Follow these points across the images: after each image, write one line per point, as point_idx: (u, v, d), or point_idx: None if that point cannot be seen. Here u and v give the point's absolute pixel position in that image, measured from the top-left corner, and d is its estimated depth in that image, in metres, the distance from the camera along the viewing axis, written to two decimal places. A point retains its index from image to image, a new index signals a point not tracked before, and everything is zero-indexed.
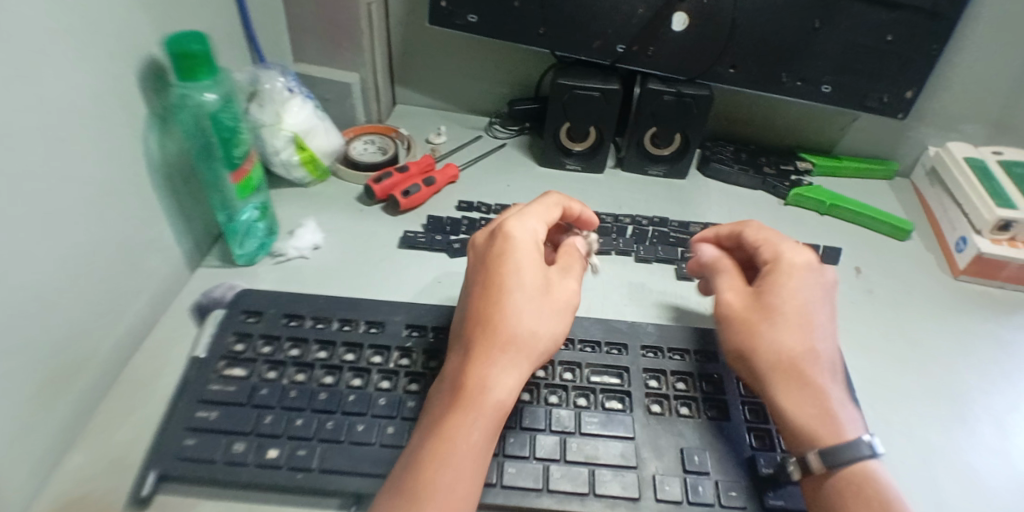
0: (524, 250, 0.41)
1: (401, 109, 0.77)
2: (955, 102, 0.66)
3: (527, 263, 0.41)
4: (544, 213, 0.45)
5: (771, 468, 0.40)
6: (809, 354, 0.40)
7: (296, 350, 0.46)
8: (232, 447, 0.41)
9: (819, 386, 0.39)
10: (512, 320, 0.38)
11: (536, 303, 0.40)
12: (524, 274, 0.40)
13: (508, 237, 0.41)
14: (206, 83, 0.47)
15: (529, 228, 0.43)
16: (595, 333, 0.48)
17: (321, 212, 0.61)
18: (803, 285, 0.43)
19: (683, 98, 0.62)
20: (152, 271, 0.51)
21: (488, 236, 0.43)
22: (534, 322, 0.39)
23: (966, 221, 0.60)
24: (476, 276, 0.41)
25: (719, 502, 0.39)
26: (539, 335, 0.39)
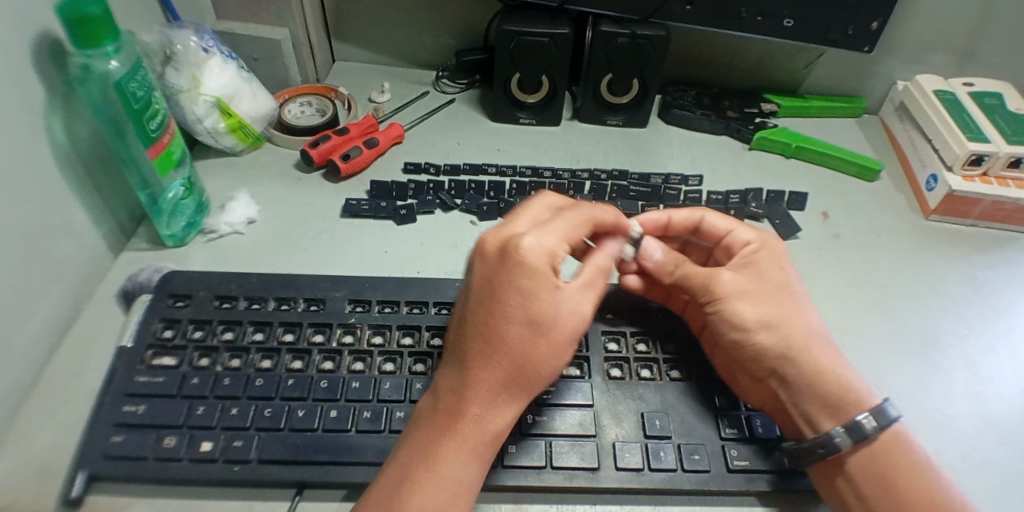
0: (544, 275, 0.32)
1: (341, 66, 0.71)
2: (923, 33, 0.63)
3: (546, 290, 0.32)
4: (565, 229, 0.36)
5: (733, 428, 0.39)
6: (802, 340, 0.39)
7: (230, 333, 0.43)
8: (163, 442, 0.37)
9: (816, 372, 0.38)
10: (521, 352, 0.32)
11: (546, 340, 0.32)
12: (538, 304, 0.32)
13: (522, 262, 0.32)
14: (109, 50, 0.41)
15: (547, 247, 0.34)
16: None
17: (257, 184, 0.57)
18: (769, 269, 0.42)
19: (637, 39, 0.57)
20: (68, 257, 0.47)
21: (499, 248, 0.33)
22: (543, 354, 0.33)
23: (936, 157, 0.58)
24: (477, 294, 0.33)
25: (681, 467, 0.37)
26: (546, 368, 0.33)
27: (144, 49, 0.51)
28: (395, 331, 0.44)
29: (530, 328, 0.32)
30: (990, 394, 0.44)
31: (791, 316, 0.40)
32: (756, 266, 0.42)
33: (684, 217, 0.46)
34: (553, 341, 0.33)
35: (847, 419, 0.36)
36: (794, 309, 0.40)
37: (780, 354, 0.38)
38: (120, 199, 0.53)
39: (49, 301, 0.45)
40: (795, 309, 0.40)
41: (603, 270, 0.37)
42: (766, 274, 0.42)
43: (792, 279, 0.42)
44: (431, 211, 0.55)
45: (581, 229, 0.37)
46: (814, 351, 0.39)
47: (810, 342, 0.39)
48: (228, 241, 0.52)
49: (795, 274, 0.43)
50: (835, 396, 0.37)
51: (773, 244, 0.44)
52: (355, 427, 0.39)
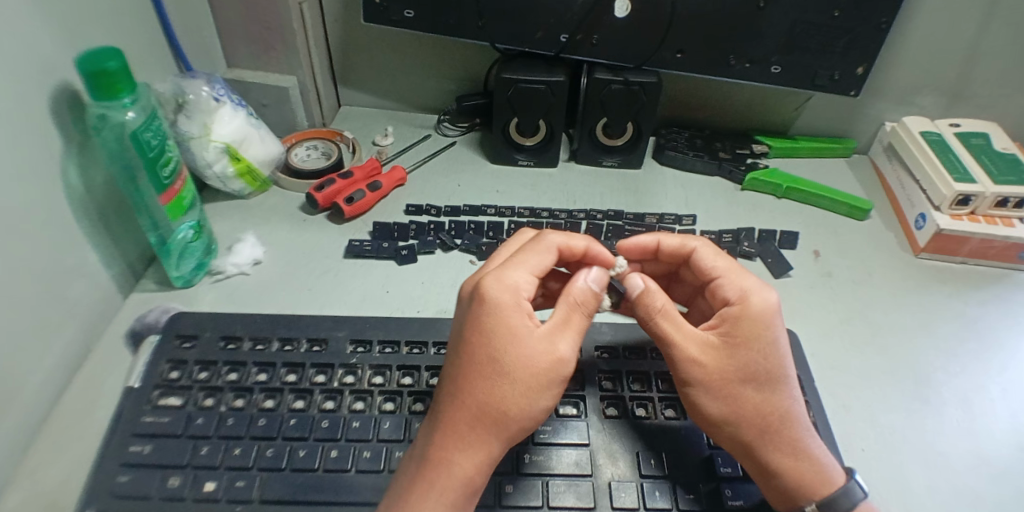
0: (503, 308, 0.34)
1: (346, 111, 0.74)
2: (907, 76, 0.65)
3: (503, 322, 0.34)
4: (534, 264, 0.38)
5: (729, 467, 0.39)
6: (769, 421, 0.36)
7: (235, 374, 0.44)
8: (167, 482, 0.38)
9: (778, 454, 0.36)
10: (484, 388, 0.33)
11: (508, 375, 0.33)
12: (498, 339, 0.33)
13: (483, 300, 0.34)
14: (126, 101, 0.44)
15: (511, 282, 0.35)
16: None
17: (263, 226, 0.59)
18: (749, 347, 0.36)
19: (630, 85, 0.60)
20: (79, 299, 0.48)
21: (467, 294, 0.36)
22: (508, 391, 0.33)
23: (924, 197, 0.60)
24: (454, 333, 0.36)
25: (676, 506, 0.37)
26: (513, 406, 0.33)
27: (159, 98, 0.54)
28: (395, 371, 0.44)
29: (489, 364, 0.33)
30: (986, 432, 0.45)
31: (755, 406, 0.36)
32: (731, 342, 0.37)
33: (674, 244, 0.44)
34: (518, 379, 0.33)
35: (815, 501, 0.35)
36: (761, 397, 0.36)
37: (743, 440, 0.36)
38: (131, 240, 0.54)
39: (59, 342, 0.46)
40: (765, 394, 0.36)
41: (583, 309, 0.37)
42: (742, 355, 0.36)
43: (768, 361, 0.36)
44: (432, 251, 0.56)
45: (551, 260, 0.39)
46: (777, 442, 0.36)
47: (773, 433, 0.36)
48: (235, 282, 0.54)
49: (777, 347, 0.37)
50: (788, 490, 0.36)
51: (754, 313, 0.37)
52: (354, 467, 0.39)
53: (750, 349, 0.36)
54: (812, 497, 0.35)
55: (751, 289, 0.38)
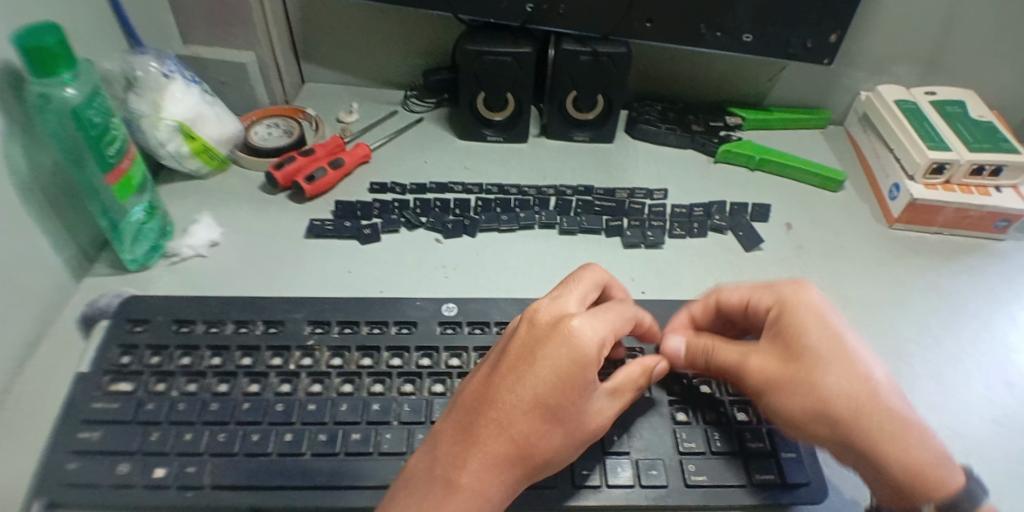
0: (585, 365, 0.32)
1: (310, 88, 0.72)
2: (882, 44, 0.64)
3: (579, 380, 0.32)
4: (617, 315, 0.36)
5: (693, 443, 0.38)
6: (865, 401, 0.33)
7: (187, 358, 0.42)
8: (116, 469, 0.36)
9: (888, 441, 0.32)
10: (538, 438, 0.32)
11: (564, 433, 0.33)
12: (572, 400, 0.32)
13: (576, 352, 0.32)
14: (65, 78, 0.41)
15: (601, 337, 0.34)
16: (511, 312, 0.46)
17: (222, 207, 0.57)
18: (813, 328, 0.35)
19: (599, 57, 0.58)
20: (27, 286, 0.46)
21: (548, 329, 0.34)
22: (557, 446, 0.33)
23: (898, 166, 0.59)
24: (512, 359, 0.33)
25: (639, 483, 0.37)
26: (553, 457, 0.33)
27: (104, 75, 0.51)
28: (354, 352, 0.43)
29: (550, 416, 0.32)
30: (954, 403, 0.44)
31: (847, 392, 0.33)
32: (785, 340, 0.36)
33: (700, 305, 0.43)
34: (570, 437, 0.33)
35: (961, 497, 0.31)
36: (847, 389, 0.33)
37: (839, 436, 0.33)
38: (82, 224, 0.52)
39: (9, 331, 0.44)
40: (852, 380, 0.34)
41: (638, 383, 0.37)
42: (810, 340, 0.35)
43: (848, 349, 0.35)
44: (395, 230, 0.55)
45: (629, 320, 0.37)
46: (881, 429, 0.33)
47: (879, 418, 0.33)
48: (191, 264, 0.52)
49: (850, 333, 0.36)
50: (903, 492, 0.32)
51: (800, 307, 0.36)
52: (310, 451, 0.38)
53: (815, 336, 0.35)
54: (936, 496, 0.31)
55: (785, 285, 0.38)
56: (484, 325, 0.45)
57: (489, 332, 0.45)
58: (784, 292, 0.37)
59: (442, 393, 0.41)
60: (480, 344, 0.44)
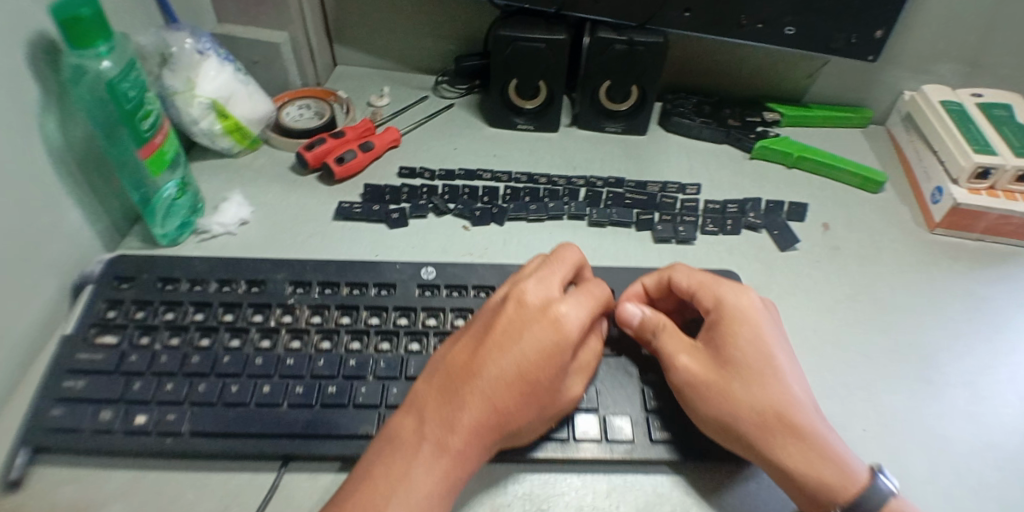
0: (564, 343, 0.36)
1: (341, 71, 0.71)
2: (930, 41, 0.62)
3: (558, 355, 0.36)
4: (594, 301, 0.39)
5: (656, 400, 0.41)
6: (783, 403, 0.36)
7: (172, 313, 0.43)
8: (99, 415, 0.37)
9: (797, 438, 0.35)
10: (518, 408, 0.35)
11: (541, 406, 0.36)
12: (551, 374, 0.36)
13: (558, 330, 0.36)
14: (101, 50, 0.42)
15: (579, 319, 0.37)
16: (492, 279, 0.47)
17: (252, 186, 0.57)
18: (744, 332, 0.38)
19: (634, 46, 0.57)
20: (59, 256, 0.47)
21: (533, 307, 0.37)
22: (534, 419, 0.36)
23: (942, 169, 0.57)
24: (500, 333, 0.36)
25: (605, 437, 0.39)
26: (529, 428, 0.36)
27: (140, 51, 0.51)
28: (336, 310, 0.44)
29: (530, 387, 0.35)
30: (990, 414, 0.43)
31: (767, 390, 0.36)
32: (718, 340, 0.38)
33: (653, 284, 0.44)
34: (545, 411, 0.36)
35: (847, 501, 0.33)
36: (765, 388, 0.36)
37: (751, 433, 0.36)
38: (115, 198, 0.53)
39: (41, 300, 0.45)
40: (774, 378, 0.37)
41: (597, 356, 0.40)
42: (737, 346, 0.38)
43: (767, 350, 0.38)
44: (423, 215, 0.55)
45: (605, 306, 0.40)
46: (784, 432, 0.35)
47: (795, 413, 0.36)
48: (220, 241, 0.52)
49: (776, 344, 0.38)
50: (809, 490, 0.34)
51: (735, 309, 0.39)
52: (286, 402, 0.39)
53: (741, 343, 0.38)
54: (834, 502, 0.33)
55: (726, 286, 0.41)
56: (463, 288, 0.46)
57: (468, 295, 0.45)
58: (719, 294, 0.40)
59: (418, 351, 0.42)
60: (459, 305, 0.44)
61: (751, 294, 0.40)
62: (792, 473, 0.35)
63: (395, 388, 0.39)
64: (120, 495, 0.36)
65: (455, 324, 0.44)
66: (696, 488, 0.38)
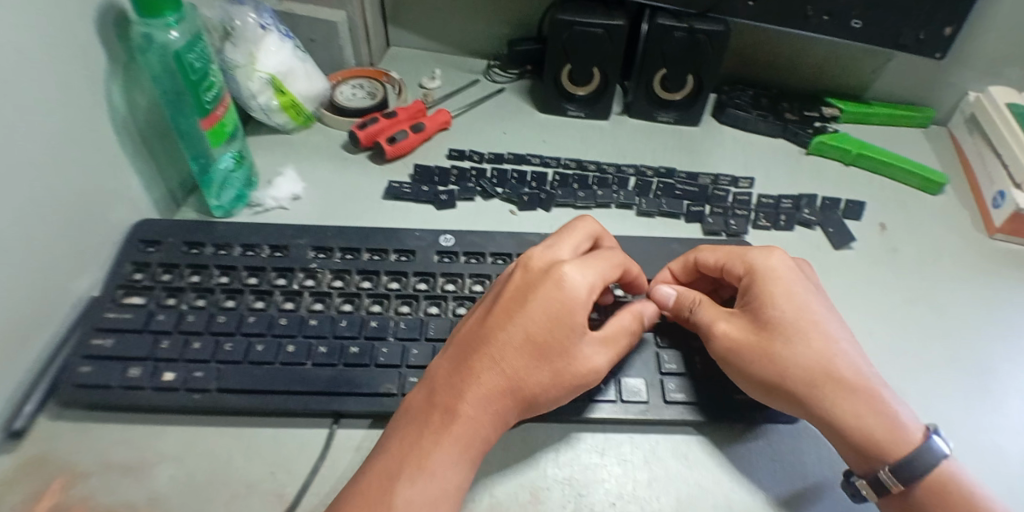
0: (569, 304, 0.37)
1: (394, 52, 0.72)
2: (1007, 40, 0.59)
3: (562, 317, 0.37)
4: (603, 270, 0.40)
5: (671, 364, 0.43)
6: (830, 363, 0.37)
7: (197, 276, 0.47)
8: (128, 372, 0.41)
9: (851, 397, 0.36)
10: (528, 369, 0.36)
11: (552, 367, 0.37)
12: (555, 335, 0.37)
13: (562, 293, 0.37)
14: (170, 20, 0.43)
15: (586, 284, 0.38)
16: (508, 246, 0.50)
17: (304, 163, 0.58)
18: (781, 294, 0.39)
19: (694, 34, 0.56)
20: (119, 222, 0.49)
21: (539, 274, 0.39)
22: (548, 380, 0.36)
23: (1005, 173, 0.55)
24: (507, 300, 0.38)
25: (619, 398, 0.41)
26: (547, 392, 0.37)
27: (205, 24, 0.52)
28: (355, 275, 0.48)
29: (535, 346, 0.36)
30: None
31: (812, 349, 0.37)
32: (757, 304, 0.40)
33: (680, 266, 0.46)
34: (560, 374, 0.37)
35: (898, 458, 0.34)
36: (808, 347, 0.38)
37: (804, 395, 0.37)
38: (173, 167, 0.55)
39: (100, 264, 0.48)
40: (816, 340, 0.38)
41: (628, 332, 0.40)
42: (776, 308, 0.39)
43: (806, 313, 0.39)
44: (472, 199, 0.55)
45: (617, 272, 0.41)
46: (834, 394, 0.36)
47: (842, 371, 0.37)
48: (273, 215, 0.53)
49: (816, 307, 0.39)
50: (863, 445, 0.35)
51: (768, 272, 0.41)
52: (310, 361, 0.43)
53: (781, 307, 0.39)
54: (889, 458, 0.34)
55: (756, 251, 0.42)
56: (480, 255, 0.50)
57: (484, 262, 0.49)
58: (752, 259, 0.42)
59: (438, 314, 0.46)
60: (476, 272, 0.48)
61: (780, 255, 0.42)
62: (849, 430, 0.36)
63: (416, 348, 0.44)
64: (168, 453, 0.40)
65: (472, 289, 0.47)
66: (711, 453, 0.40)
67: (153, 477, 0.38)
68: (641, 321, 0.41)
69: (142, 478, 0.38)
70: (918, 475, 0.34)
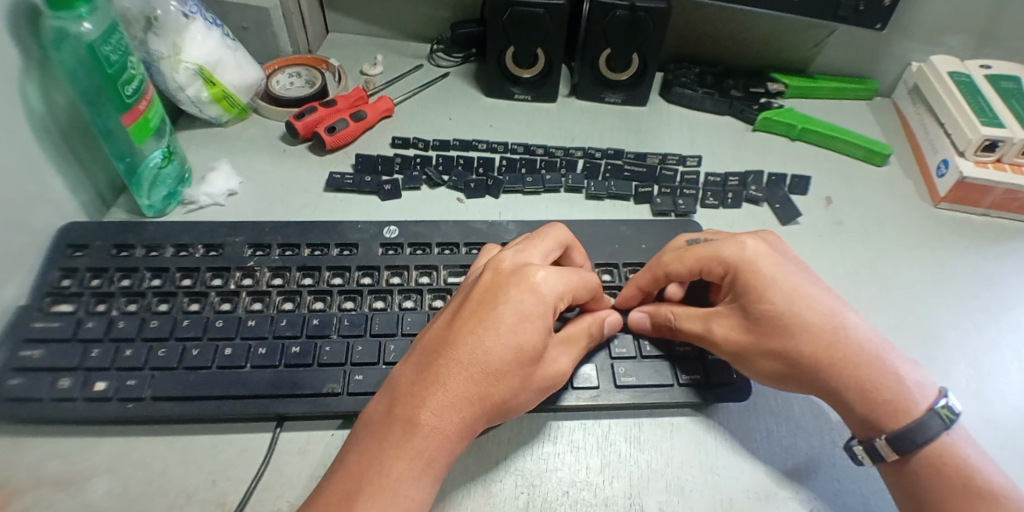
0: (542, 310, 0.35)
1: (333, 38, 0.69)
2: (943, 10, 0.59)
3: (536, 322, 0.35)
4: (572, 273, 0.38)
5: (623, 347, 0.42)
6: (832, 349, 0.36)
7: (127, 280, 0.44)
8: (58, 384, 0.39)
9: (866, 383, 0.35)
10: (498, 379, 0.34)
11: (523, 376, 0.35)
12: (530, 343, 0.34)
13: (533, 297, 0.35)
14: (83, 13, 0.40)
15: (556, 287, 0.36)
16: (455, 235, 0.48)
17: (241, 156, 0.56)
18: (770, 284, 0.37)
19: (636, 12, 0.55)
20: (44, 226, 0.46)
21: (510, 276, 0.36)
22: (517, 389, 0.35)
23: (948, 142, 0.56)
24: (475, 304, 0.35)
25: (571, 385, 0.40)
26: (514, 400, 0.35)
27: (124, 15, 0.48)
28: (295, 272, 0.45)
29: (509, 355, 0.34)
30: (993, 391, 0.42)
31: (812, 346, 0.36)
32: (748, 299, 0.38)
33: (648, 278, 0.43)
34: (529, 382, 0.35)
35: (900, 428, 0.34)
36: (808, 341, 0.36)
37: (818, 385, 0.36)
38: (100, 166, 0.52)
39: (26, 271, 0.45)
40: (811, 332, 0.36)
41: (588, 333, 0.39)
42: (770, 299, 0.37)
43: (801, 304, 0.37)
44: (417, 188, 0.53)
45: (584, 281, 0.39)
46: (846, 380, 0.36)
47: (840, 360, 0.36)
48: (207, 213, 0.51)
49: (809, 292, 0.37)
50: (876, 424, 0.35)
51: (750, 264, 0.38)
52: (250, 364, 0.40)
53: (773, 298, 0.37)
54: (889, 429, 0.34)
55: (725, 245, 0.39)
56: (427, 246, 0.47)
57: (432, 252, 0.47)
58: (727, 255, 0.39)
59: (383, 308, 0.43)
60: (423, 263, 0.46)
61: (753, 244, 0.39)
62: (868, 410, 0.35)
63: (361, 345, 0.41)
64: (102, 466, 0.37)
65: (420, 281, 0.45)
66: (671, 439, 0.39)
67: (88, 491, 0.36)
68: (603, 327, 0.40)
69: (77, 493, 0.36)
70: (915, 448, 0.34)
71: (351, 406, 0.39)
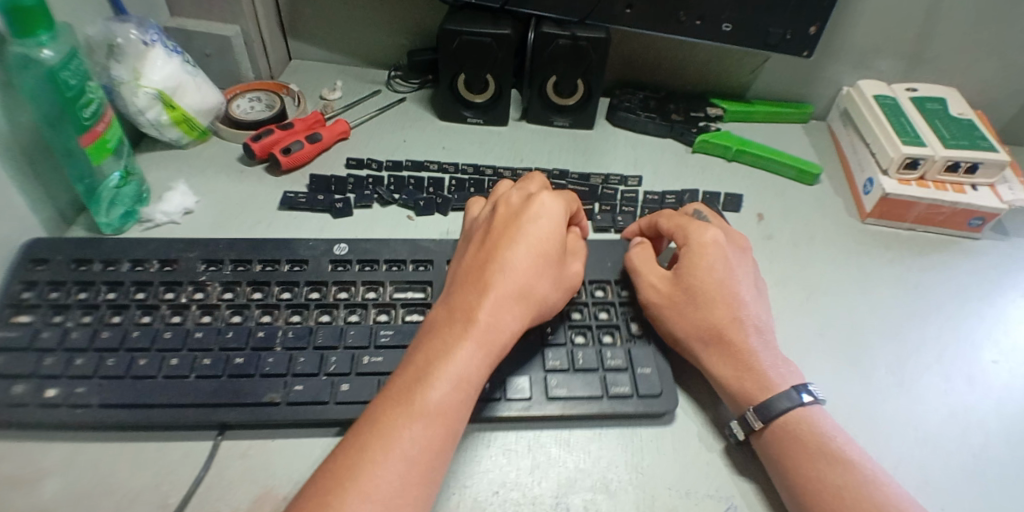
0: (556, 221, 0.42)
1: (296, 65, 0.72)
2: (866, 38, 0.64)
3: (553, 229, 0.41)
4: (567, 196, 0.45)
5: (556, 359, 0.43)
6: (733, 320, 0.42)
7: (84, 293, 0.45)
8: (11, 391, 0.39)
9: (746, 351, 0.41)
10: (535, 277, 0.39)
11: (551, 276, 0.40)
12: (552, 247, 0.41)
13: (547, 211, 0.42)
14: (43, 40, 0.42)
15: (562, 204, 0.43)
16: (402, 252, 0.51)
17: (200, 176, 0.58)
18: (702, 261, 0.44)
19: (578, 41, 0.58)
20: (6, 241, 0.48)
21: (522, 200, 0.43)
22: (550, 287, 0.40)
23: (873, 160, 0.59)
24: (502, 224, 0.41)
25: (504, 396, 0.41)
26: (548, 298, 0.40)
27: (87, 43, 0.52)
28: (245, 286, 0.47)
29: (539, 256, 0.40)
30: (917, 391, 0.44)
31: (716, 313, 0.42)
32: (683, 269, 0.45)
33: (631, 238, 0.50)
34: (557, 283, 0.41)
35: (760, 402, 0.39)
36: (711, 314, 0.42)
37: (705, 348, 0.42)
38: (62, 185, 0.53)
39: None
40: (727, 302, 0.43)
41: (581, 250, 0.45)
42: (696, 274, 0.44)
43: (726, 278, 0.44)
44: (368, 205, 0.55)
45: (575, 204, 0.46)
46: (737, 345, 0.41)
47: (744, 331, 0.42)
48: (164, 230, 0.53)
49: (734, 277, 0.44)
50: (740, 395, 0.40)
51: (699, 244, 0.45)
52: (195, 373, 0.41)
53: (701, 273, 0.44)
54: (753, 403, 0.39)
55: (694, 225, 0.47)
56: (374, 262, 0.49)
57: (379, 269, 0.49)
58: (689, 232, 0.46)
59: (329, 321, 0.45)
60: (369, 279, 0.48)
61: (712, 231, 0.46)
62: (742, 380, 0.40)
63: (303, 356, 0.43)
64: (52, 470, 0.38)
65: (366, 296, 0.47)
66: (601, 443, 0.41)
67: (35, 494, 0.37)
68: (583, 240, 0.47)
69: (22, 498, 0.37)
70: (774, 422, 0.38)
71: (287, 415, 0.40)
